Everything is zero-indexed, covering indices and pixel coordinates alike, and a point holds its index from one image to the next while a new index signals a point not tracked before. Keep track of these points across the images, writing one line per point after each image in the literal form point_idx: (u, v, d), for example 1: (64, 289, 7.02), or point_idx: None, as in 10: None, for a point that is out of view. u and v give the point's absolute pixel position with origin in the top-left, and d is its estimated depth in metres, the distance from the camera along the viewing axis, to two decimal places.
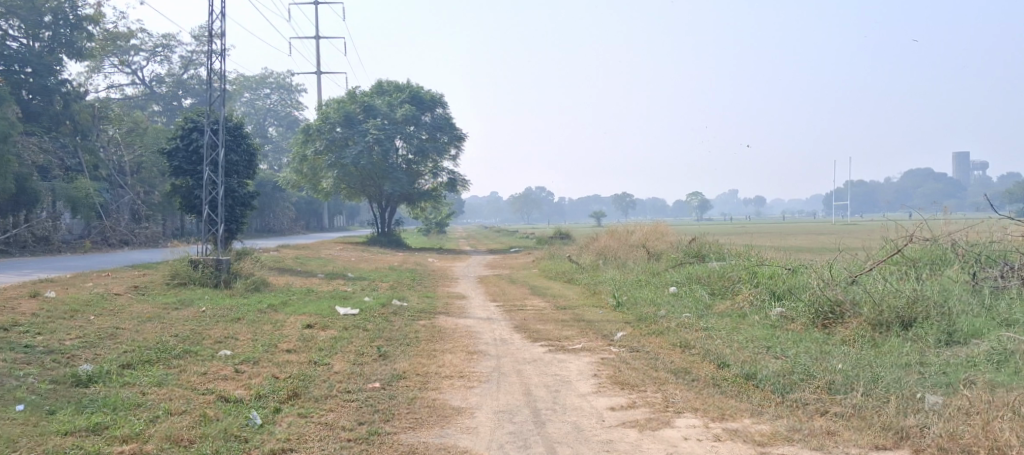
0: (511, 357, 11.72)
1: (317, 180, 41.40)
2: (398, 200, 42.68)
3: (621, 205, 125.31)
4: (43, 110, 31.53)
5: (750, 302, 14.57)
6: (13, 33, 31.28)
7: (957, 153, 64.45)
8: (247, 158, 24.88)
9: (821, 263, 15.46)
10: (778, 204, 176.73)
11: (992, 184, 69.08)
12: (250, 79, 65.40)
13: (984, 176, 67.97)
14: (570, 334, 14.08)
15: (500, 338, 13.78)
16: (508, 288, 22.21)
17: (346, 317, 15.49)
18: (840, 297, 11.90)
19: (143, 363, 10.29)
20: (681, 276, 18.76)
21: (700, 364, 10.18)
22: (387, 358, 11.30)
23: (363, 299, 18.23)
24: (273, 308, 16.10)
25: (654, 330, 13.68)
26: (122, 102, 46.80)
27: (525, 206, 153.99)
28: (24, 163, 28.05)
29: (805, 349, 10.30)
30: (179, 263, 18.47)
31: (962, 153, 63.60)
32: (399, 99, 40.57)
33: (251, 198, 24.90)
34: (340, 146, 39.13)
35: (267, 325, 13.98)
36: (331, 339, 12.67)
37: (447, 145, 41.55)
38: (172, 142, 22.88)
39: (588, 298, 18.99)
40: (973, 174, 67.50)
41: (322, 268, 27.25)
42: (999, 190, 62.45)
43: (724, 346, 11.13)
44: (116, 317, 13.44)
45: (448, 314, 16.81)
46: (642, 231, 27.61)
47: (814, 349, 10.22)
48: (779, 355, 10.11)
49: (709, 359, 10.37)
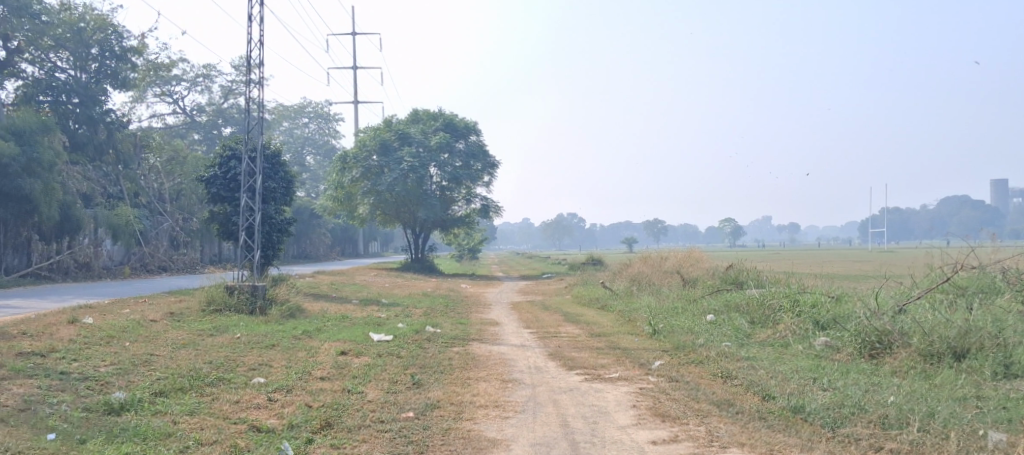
0: (547, 386, 11.46)
1: (352, 207, 41.53)
2: (431, 226, 42.65)
3: (653, 231, 124.58)
4: (89, 140, 31.75)
5: (793, 332, 14.23)
6: (61, 65, 32.01)
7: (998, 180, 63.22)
8: (284, 185, 24.96)
9: (866, 291, 15.09)
10: (813, 231, 174.71)
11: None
12: (288, 108, 66.15)
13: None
14: (607, 362, 13.80)
15: (535, 365, 13.52)
16: (542, 314, 21.94)
17: (380, 344, 15.33)
18: (887, 327, 11.54)
19: (175, 391, 10.16)
20: (718, 303, 18.39)
21: (744, 396, 9.89)
22: (421, 386, 11.09)
23: (396, 326, 18.08)
24: (307, 334, 15.98)
25: (693, 359, 13.39)
26: (164, 131, 47.41)
27: (556, 232, 153.68)
28: (68, 191, 28.39)
29: (854, 382, 9.96)
30: (216, 289, 18.45)
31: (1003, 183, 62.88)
32: (433, 127, 40.65)
33: (288, 225, 24.94)
34: (375, 173, 39.32)
35: (301, 352, 13.85)
36: (364, 366, 12.50)
37: (480, 173, 41.43)
38: (211, 170, 23.01)
39: (623, 325, 18.68)
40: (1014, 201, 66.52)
41: (356, 294, 27.19)
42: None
43: (768, 378, 10.80)
44: (151, 344, 13.39)
45: (481, 341, 16.57)
46: (677, 257, 27.22)
47: (864, 383, 9.87)
48: (828, 388, 9.76)
49: (753, 391, 10.07)
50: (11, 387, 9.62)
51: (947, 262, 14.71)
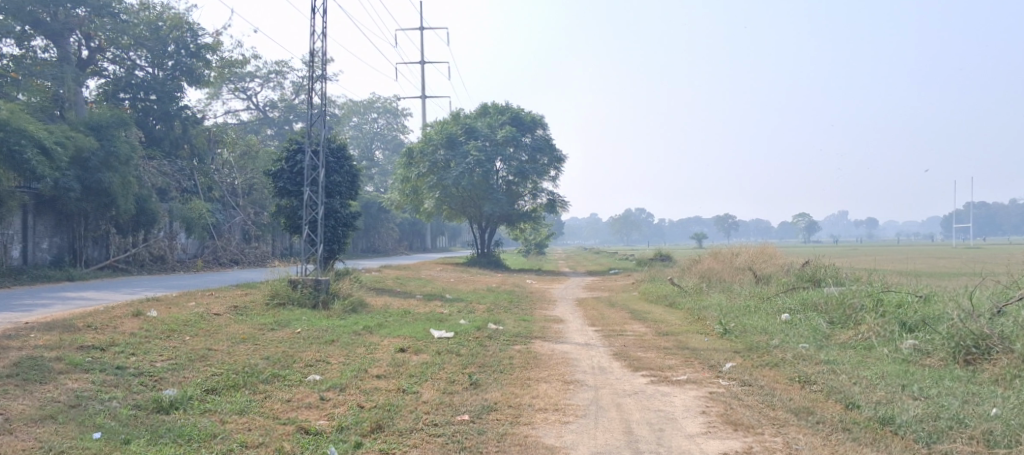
0: (610, 389, 10.89)
1: (418, 201, 41.41)
2: (497, 220, 42.31)
3: (723, 227, 122.56)
4: (165, 135, 32.31)
5: (878, 333, 13.58)
6: (141, 63, 32.38)
7: None
8: (350, 179, 24.79)
9: (956, 291, 14.26)
10: (890, 226, 169.61)
11: None
12: (357, 103, 66.57)
13: None
14: (675, 363, 13.17)
15: (598, 365, 12.97)
16: (607, 311, 21.36)
17: (440, 340, 14.95)
18: (986, 331, 11.28)
19: (227, 388, 9.87)
20: (793, 302, 17.56)
21: (826, 406, 9.34)
22: (478, 386, 10.63)
23: (457, 322, 17.70)
24: (368, 330, 15.68)
25: (767, 362, 12.70)
26: (238, 126, 48.00)
27: (625, 227, 152.23)
28: (144, 185, 28.67)
29: (948, 396, 9.24)
30: (279, 283, 18.30)
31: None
32: (499, 121, 40.26)
33: (353, 219, 24.75)
34: (441, 168, 39.13)
35: (359, 348, 13.51)
36: (422, 364, 12.09)
37: (546, 167, 40.88)
38: (277, 164, 22.97)
39: (692, 323, 17.99)
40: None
41: (421, 289, 26.93)
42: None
43: (852, 387, 10.12)
44: (211, 338, 13.17)
45: (544, 339, 16.07)
46: (748, 253, 26.35)
47: (959, 396, 9.15)
48: (922, 401, 9.07)
49: (836, 401, 9.48)
50: (64, 382, 9.42)
51: None
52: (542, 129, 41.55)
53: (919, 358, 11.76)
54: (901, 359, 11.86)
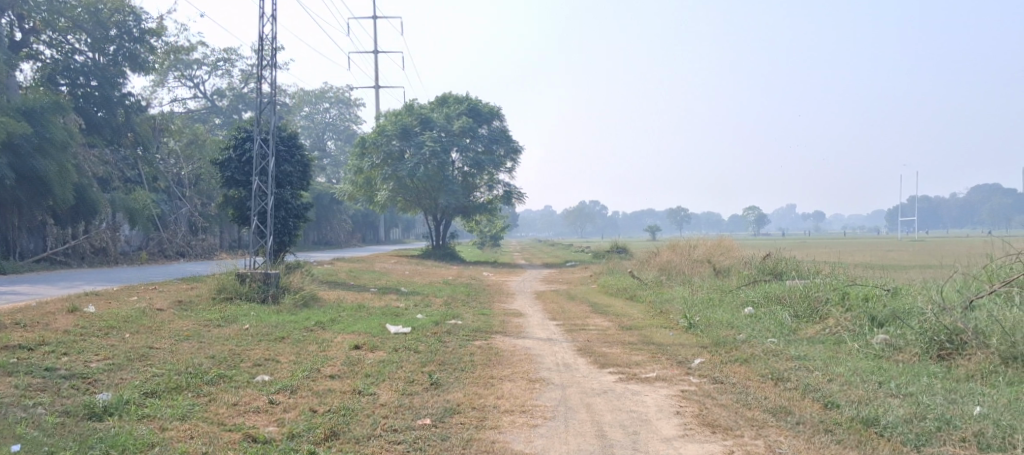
0: (578, 388, 10.40)
1: (372, 192, 40.54)
2: (452, 213, 41.64)
3: (676, 220, 123.40)
4: (107, 122, 31.02)
5: (848, 328, 13.33)
6: (81, 47, 31.07)
7: None
8: (301, 169, 23.96)
9: (924, 285, 14.05)
10: (838, 219, 172.43)
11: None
12: (308, 93, 65.29)
13: None
14: (641, 360, 12.71)
15: (563, 362, 12.46)
16: (567, 305, 20.87)
17: (397, 336, 14.31)
18: (961, 325, 11.00)
19: (168, 390, 9.13)
20: (756, 295, 17.23)
21: (804, 406, 8.97)
22: (439, 386, 10.02)
23: (414, 317, 17.05)
24: (320, 326, 14.97)
25: (736, 357, 12.30)
26: (185, 115, 46.62)
27: (578, 219, 152.41)
28: (84, 174, 27.42)
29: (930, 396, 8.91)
30: (226, 277, 17.47)
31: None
32: (456, 111, 39.59)
33: (304, 210, 23.94)
34: (395, 159, 38.31)
35: (311, 346, 12.80)
36: (378, 362, 11.44)
37: (503, 158, 40.32)
38: (225, 153, 22.05)
39: (655, 317, 17.56)
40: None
41: (375, 282, 26.18)
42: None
43: (830, 387, 9.74)
44: (152, 335, 12.37)
45: (505, 334, 15.51)
46: (706, 245, 26.09)
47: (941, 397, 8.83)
48: (904, 402, 8.72)
49: (814, 401, 9.13)
50: None
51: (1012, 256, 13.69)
52: (499, 120, 40.99)
53: (892, 355, 11.49)
54: (873, 356, 11.58)
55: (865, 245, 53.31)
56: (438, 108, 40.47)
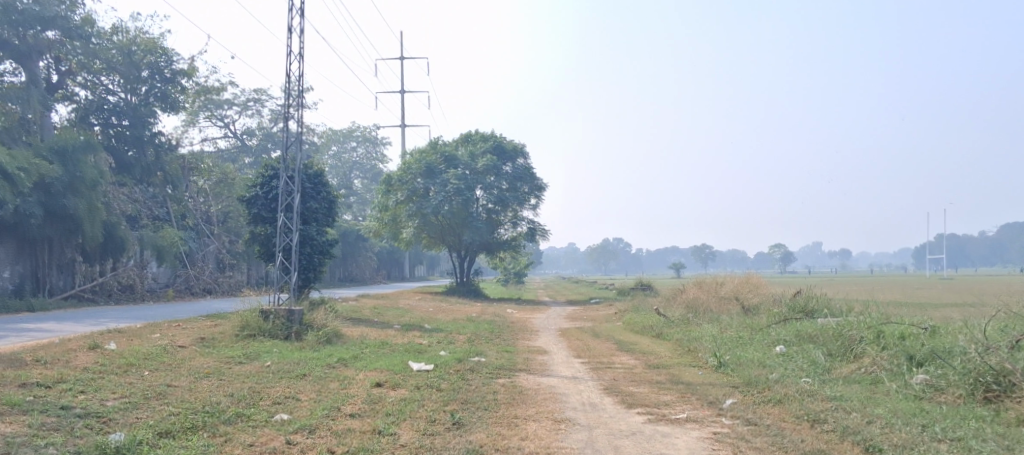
0: (605, 429, 10.07)
1: (397, 229, 40.44)
2: (476, 249, 41.40)
3: (701, 257, 122.50)
4: (137, 162, 31.25)
5: (884, 367, 12.92)
6: (114, 88, 31.34)
7: None
8: (326, 206, 23.84)
9: (963, 324, 13.61)
10: (864, 257, 170.55)
11: None
12: (337, 132, 65.72)
13: None
14: (671, 399, 12.33)
15: (590, 402, 12.11)
16: (593, 342, 20.48)
17: (419, 374, 14.03)
18: (1008, 367, 10.86)
19: (184, 430, 8.89)
20: (787, 333, 16.78)
21: None
22: (462, 426, 9.71)
23: (437, 354, 16.76)
24: (342, 363, 14.71)
25: (769, 398, 11.89)
26: (215, 153, 46.88)
27: (602, 257, 151.76)
28: (113, 211, 27.54)
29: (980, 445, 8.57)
30: (250, 313, 17.29)
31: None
32: (481, 149, 39.50)
33: (330, 246, 23.77)
34: (420, 196, 38.23)
35: (332, 384, 12.53)
36: (400, 401, 11.15)
37: (527, 195, 40.14)
38: (252, 190, 21.91)
39: (683, 355, 17.15)
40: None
41: (398, 319, 25.92)
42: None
43: (871, 430, 9.35)
44: (172, 373, 12.16)
45: (530, 372, 15.18)
46: (734, 282, 25.64)
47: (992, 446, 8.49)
48: None
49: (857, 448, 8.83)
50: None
51: None
52: (523, 157, 40.83)
53: (934, 397, 11.25)
54: (914, 396, 11.33)
55: (894, 283, 52.57)
56: (463, 145, 40.42)
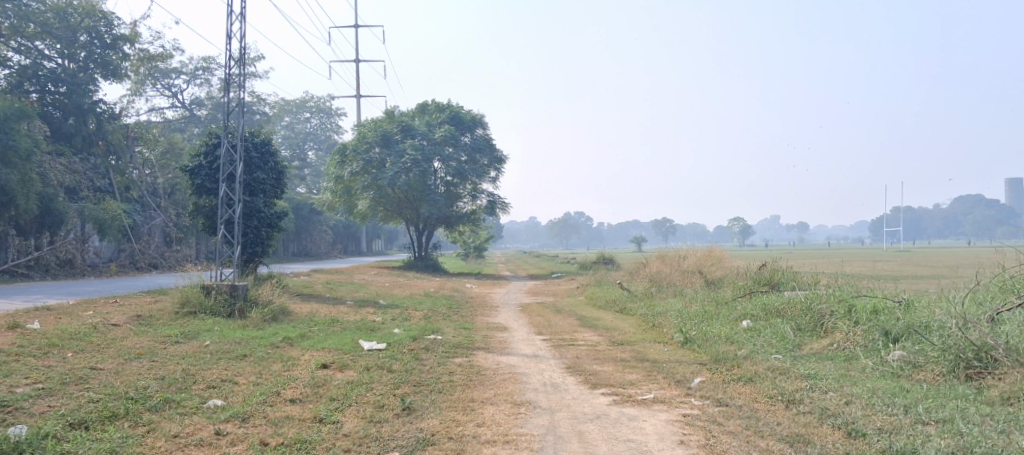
0: (568, 412, 9.39)
1: (352, 202, 39.36)
2: (434, 223, 40.50)
3: (661, 230, 122.85)
4: (76, 131, 29.65)
5: (858, 344, 12.40)
6: (48, 52, 29.62)
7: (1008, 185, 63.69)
8: (274, 177, 22.84)
9: (937, 298, 13.12)
10: (820, 230, 172.62)
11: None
12: (289, 102, 64.15)
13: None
14: (636, 379, 11.65)
15: (551, 382, 11.40)
16: (553, 318, 19.78)
17: (370, 353, 13.24)
18: (992, 342, 10.44)
19: (101, 420, 8.02)
20: (753, 307, 16.20)
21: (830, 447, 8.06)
22: (413, 412, 8.92)
23: (390, 332, 15.97)
24: (288, 342, 13.89)
25: (739, 376, 11.27)
26: (164, 124, 45.25)
27: (563, 231, 151.38)
28: (49, 183, 26.22)
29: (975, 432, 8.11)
30: (190, 289, 16.34)
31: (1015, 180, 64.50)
32: (438, 119, 38.58)
33: (277, 219, 22.81)
34: (376, 167, 37.19)
35: (275, 365, 11.69)
36: (346, 384, 10.34)
37: (486, 167, 39.38)
38: (194, 160, 20.83)
39: (648, 331, 16.53)
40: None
41: (352, 294, 25.01)
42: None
43: (860, 415, 8.77)
44: (98, 355, 11.20)
45: (488, 350, 14.44)
46: (696, 255, 25.11)
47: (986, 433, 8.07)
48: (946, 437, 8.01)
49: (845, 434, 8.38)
50: None
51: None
52: (482, 129, 39.98)
53: (912, 374, 10.83)
54: (891, 374, 10.90)
55: (852, 255, 52.77)
56: (420, 116, 39.45)
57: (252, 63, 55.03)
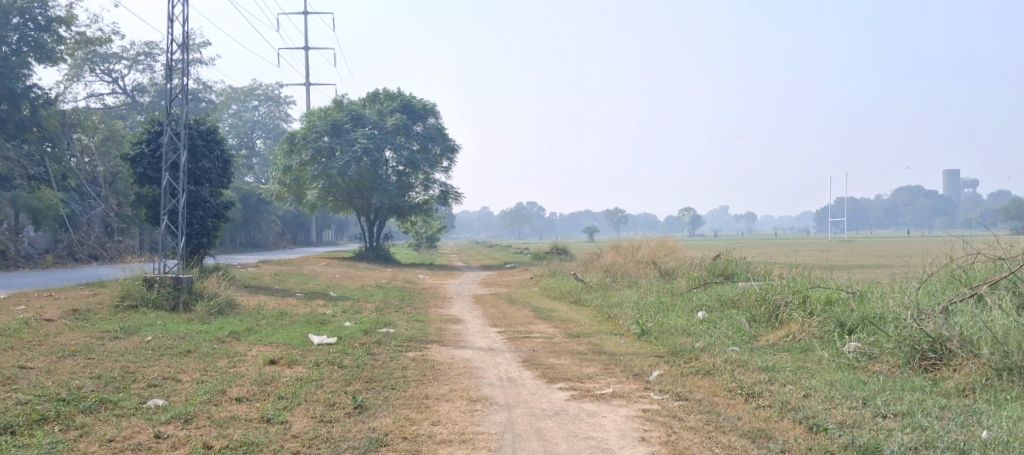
0: (526, 408, 9.14)
1: (301, 192, 38.69)
2: (386, 213, 40.00)
3: (613, 220, 123.45)
4: (9, 116, 28.71)
5: (814, 335, 12.27)
6: None
7: (948, 175, 65.30)
8: (220, 166, 22.26)
9: (890, 288, 13.09)
10: (767, 221, 175.23)
11: (983, 203, 68.87)
12: (236, 90, 62.92)
13: (973, 196, 68.32)
14: (593, 372, 11.45)
15: (507, 377, 11.14)
16: (508, 310, 19.54)
17: (320, 348, 12.89)
18: (945, 332, 9.92)
19: (29, 424, 7.57)
20: (709, 298, 16.11)
21: (793, 446, 7.87)
22: (365, 411, 8.60)
23: (341, 325, 15.59)
24: (234, 337, 13.52)
25: (697, 369, 11.11)
26: (105, 111, 43.99)
27: (515, 221, 151.28)
28: None
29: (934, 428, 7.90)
30: (131, 282, 15.81)
31: (953, 171, 65.89)
32: (389, 108, 38.11)
33: (223, 210, 22.28)
34: (326, 156, 36.47)
35: (220, 362, 11.28)
36: (295, 381, 9.98)
37: (439, 157, 38.99)
38: (136, 147, 20.17)
39: (603, 323, 16.37)
40: (965, 187, 68.18)
41: (302, 286, 24.50)
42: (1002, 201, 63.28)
43: (822, 408, 8.58)
44: (29, 352, 10.67)
45: (442, 344, 14.14)
46: (650, 245, 25.05)
47: (947, 430, 7.81)
48: (908, 435, 7.83)
49: (808, 432, 8.15)
50: None
51: (982, 275, 12.93)
52: (434, 118, 39.61)
53: (869, 365, 10.40)
54: (847, 367, 10.51)
55: (798, 245, 53.44)
56: (370, 105, 38.93)
57: (196, 50, 53.80)
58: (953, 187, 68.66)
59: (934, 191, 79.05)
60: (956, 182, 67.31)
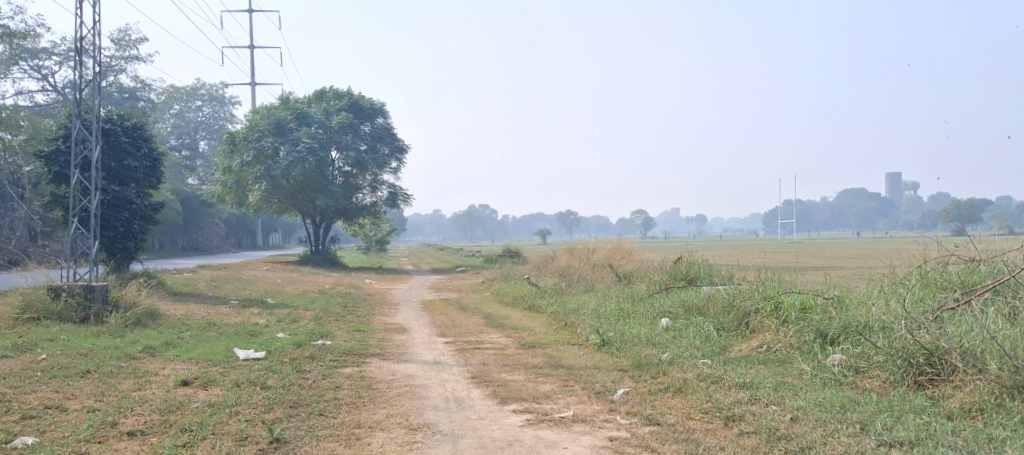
0: (474, 438, 7.92)
1: (244, 194, 36.94)
2: (332, 215, 38.40)
3: (565, 223, 122.89)
4: None
5: (790, 344, 11.08)
6: None
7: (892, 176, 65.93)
8: (148, 164, 20.66)
9: (870, 293, 11.97)
10: (716, 222, 176.45)
11: (927, 205, 69.60)
12: (179, 89, 60.67)
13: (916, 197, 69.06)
14: (550, 390, 10.20)
15: (454, 397, 9.86)
16: (457, 317, 18.19)
17: (244, 365, 11.54)
18: (942, 343, 8.76)
19: None
20: (671, 304, 14.97)
21: None
22: (281, 447, 7.43)
23: (273, 338, 14.17)
24: (148, 353, 12.11)
25: (667, 386, 9.91)
26: (35, 110, 41.69)
27: (468, 225, 149.82)
28: None
29: None
30: (35, 291, 14.50)
31: (894, 174, 66.43)
32: (336, 107, 36.66)
33: (151, 211, 20.68)
34: (269, 157, 34.76)
35: (123, 384, 9.90)
36: (205, 406, 8.69)
37: (387, 157, 37.65)
38: (53, 145, 18.55)
39: (559, 332, 15.15)
40: (905, 189, 68.84)
41: (238, 293, 22.95)
42: (941, 204, 64.06)
43: (813, 438, 7.46)
44: None
45: (383, 357, 12.79)
46: (605, 248, 23.95)
47: None
48: None
49: None
50: None
51: (968, 277, 11.92)
52: (383, 117, 38.24)
53: (858, 381, 9.13)
54: (832, 382, 9.20)
55: (745, 247, 53.05)
56: (317, 103, 37.39)
57: (134, 46, 51.51)
58: (894, 191, 69.19)
59: (877, 194, 79.72)
60: (897, 185, 67.79)
